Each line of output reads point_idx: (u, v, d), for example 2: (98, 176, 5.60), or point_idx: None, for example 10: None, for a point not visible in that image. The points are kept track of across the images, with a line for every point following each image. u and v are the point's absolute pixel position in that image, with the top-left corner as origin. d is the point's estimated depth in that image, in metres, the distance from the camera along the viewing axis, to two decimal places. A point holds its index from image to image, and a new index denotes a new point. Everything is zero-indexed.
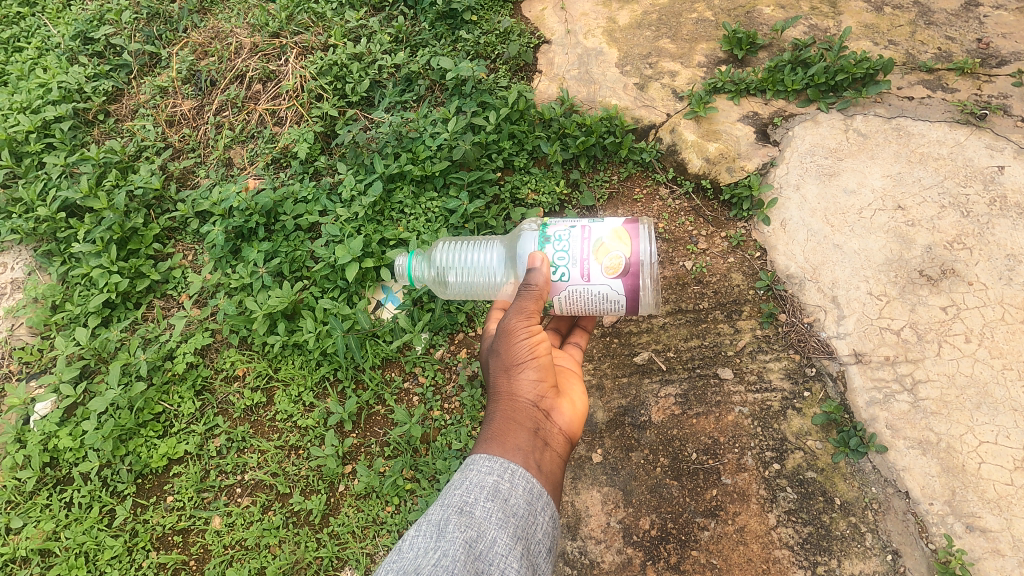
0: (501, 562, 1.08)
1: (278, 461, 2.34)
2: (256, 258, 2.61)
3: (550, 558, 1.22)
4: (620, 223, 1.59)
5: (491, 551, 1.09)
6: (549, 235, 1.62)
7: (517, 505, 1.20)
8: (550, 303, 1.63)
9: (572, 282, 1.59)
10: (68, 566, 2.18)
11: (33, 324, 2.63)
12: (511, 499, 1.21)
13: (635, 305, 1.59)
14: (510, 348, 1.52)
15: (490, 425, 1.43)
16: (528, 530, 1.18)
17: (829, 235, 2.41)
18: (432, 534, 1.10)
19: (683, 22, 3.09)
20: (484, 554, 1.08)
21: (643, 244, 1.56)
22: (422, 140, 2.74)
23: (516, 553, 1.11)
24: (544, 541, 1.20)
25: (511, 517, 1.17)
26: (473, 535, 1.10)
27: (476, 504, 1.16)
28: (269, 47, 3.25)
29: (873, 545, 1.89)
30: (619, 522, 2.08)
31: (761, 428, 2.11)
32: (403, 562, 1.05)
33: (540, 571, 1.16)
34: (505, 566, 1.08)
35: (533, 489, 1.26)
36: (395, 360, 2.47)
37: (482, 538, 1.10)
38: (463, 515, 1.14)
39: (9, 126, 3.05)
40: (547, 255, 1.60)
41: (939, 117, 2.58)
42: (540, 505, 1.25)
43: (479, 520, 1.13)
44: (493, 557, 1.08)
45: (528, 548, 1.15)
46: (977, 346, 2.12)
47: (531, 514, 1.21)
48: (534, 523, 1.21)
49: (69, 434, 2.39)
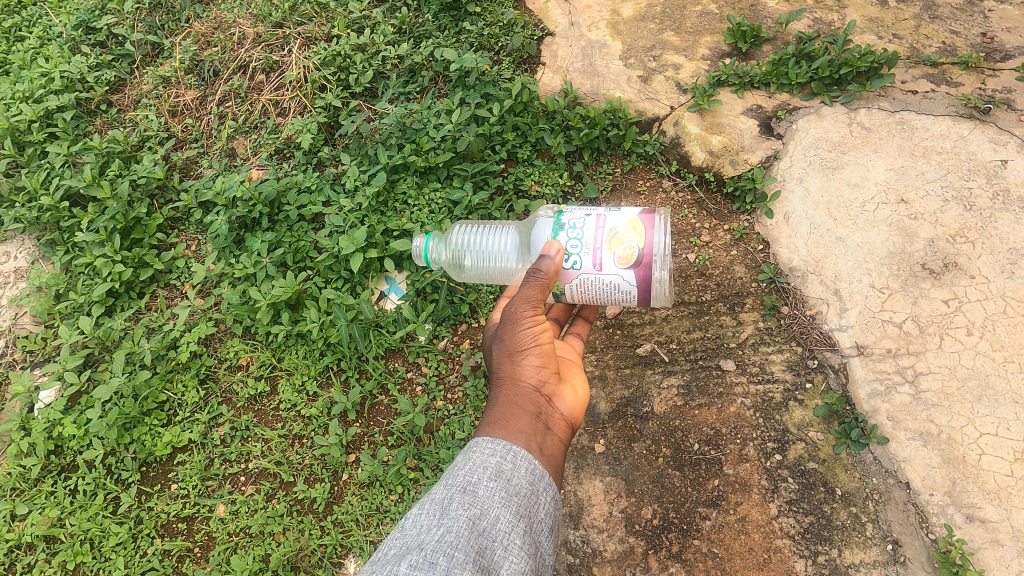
0: (504, 539, 1.09)
1: (282, 449, 2.35)
2: (259, 248, 2.61)
3: (552, 538, 1.23)
4: (635, 213, 1.60)
5: (494, 529, 1.10)
6: (564, 222, 1.64)
7: (519, 485, 1.21)
8: (562, 290, 1.66)
9: (583, 270, 1.61)
10: (74, 552, 2.20)
11: (37, 313, 2.64)
12: (514, 479, 1.22)
13: (647, 297, 1.60)
14: (514, 335, 1.53)
15: (493, 408, 1.44)
16: (530, 510, 1.19)
17: (832, 228, 2.41)
18: (435, 511, 1.11)
19: (687, 15, 3.09)
20: (487, 531, 1.09)
21: (657, 235, 1.57)
22: (426, 131, 2.73)
23: (519, 531, 1.12)
24: (546, 521, 1.21)
25: (513, 497, 1.18)
26: (476, 513, 1.11)
27: (480, 484, 1.17)
28: (272, 37, 3.23)
29: (874, 534, 1.91)
30: (621, 511, 2.09)
31: (763, 419, 2.13)
32: (407, 538, 1.07)
33: (542, 550, 1.18)
34: (508, 543, 1.09)
35: (535, 470, 1.26)
36: (398, 350, 2.48)
37: (486, 516, 1.12)
38: (466, 494, 1.15)
39: (11, 115, 3.05)
40: (560, 243, 1.62)
41: (943, 111, 2.58)
42: (542, 486, 1.25)
43: (482, 498, 1.14)
44: (496, 534, 1.10)
45: (531, 526, 1.16)
46: (979, 338, 2.13)
47: (533, 494, 1.22)
48: (537, 503, 1.21)
49: (74, 422, 2.40)
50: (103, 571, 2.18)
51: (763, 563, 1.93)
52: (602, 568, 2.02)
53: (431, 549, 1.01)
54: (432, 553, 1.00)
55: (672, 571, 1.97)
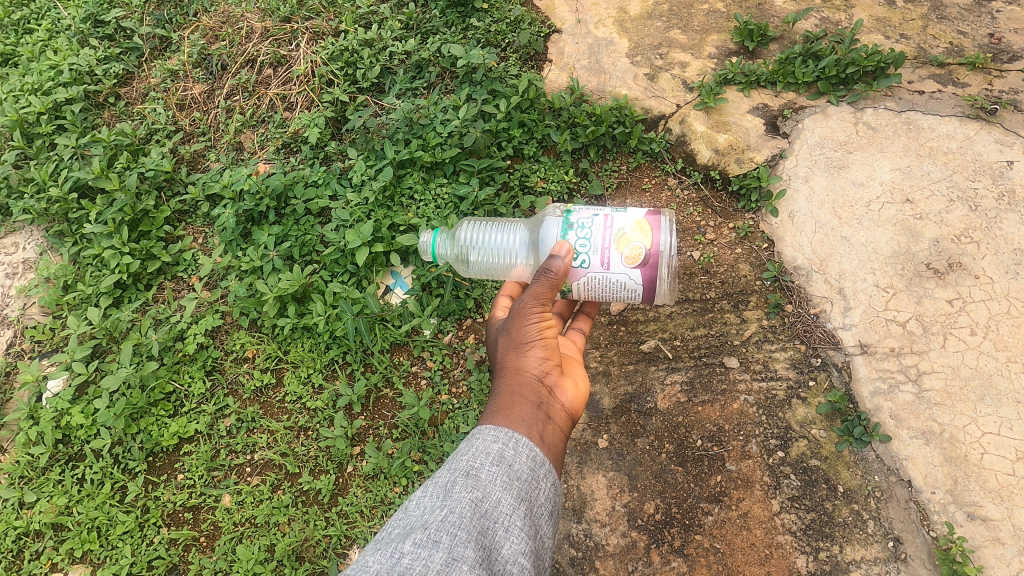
0: (505, 520, 1.12)
1: (287, 441, 2.36)
2: (266, 241, 2.64)
3: (552, 522, 1.24)
4: (642, 214, 1.62)
5: (496, 510, 1.12)
6: (572, 222, 1.65)
7: (520, 470, 1.22)
8: (569, 288, 1.66)
9: (591, 269, 1.62)
10: (82, 541, 2.22)
11: (45, 303, 2.66)
12: (515, 465, 1.22)
13: (652, 295, 1.63)
14: (520, 330, 1.55)
15: (496, 398, 1.45)
16: (531, 494, 1.20)
17: (837, 227, 2.42)
18: (438, 493, 1.13)
19: (694, 13, 3.10)
20: (490, 512, 1.11)
21: (664, 236, 1.59)
22: (432, 127, 2.74)
23: (519, 513, 1.14)
24: (546, 505, 1.22)
25: (514, 481, 1.19)
26: (479, 496, 1.13)
27: (482, 468, 1.19)
28: (280, 32, 3.25)
29: (875, 532, 1.92)
30: (624, 505, 2.10)
31: (765, 416, 2.14)
32: (411, 518, 1.10)
33: (541, 533, 1.20)
34: (509, 524, 1.12)
35: (535, 457, 1.27)
36: (403, 344, 2.50)
37: (487, 498, 1.13)
38: (469, 477, 1.16)
39: (20, 107, 3.05)
40: (569, 243, 1.63)
41: (949, 111, 2.59)
42: (542, 473, 1.26)
43: (484, 482, 1.16)
44: (498, 515, 1.12)
45: (531, 510, 1.18)
46: (982, 338, 2.14)
47: (533, 479, 1.23)
48: (537, 488, 1.22)
49: (81, 411, 2.42)
50: (110, 559, 2.20)
51: (763, 558, 1.94)
52: (604, 562, 2.03)
53: (435, 528, 1.05)
54: (435, 532, 1.04)
55: (674, 565, 1.98)
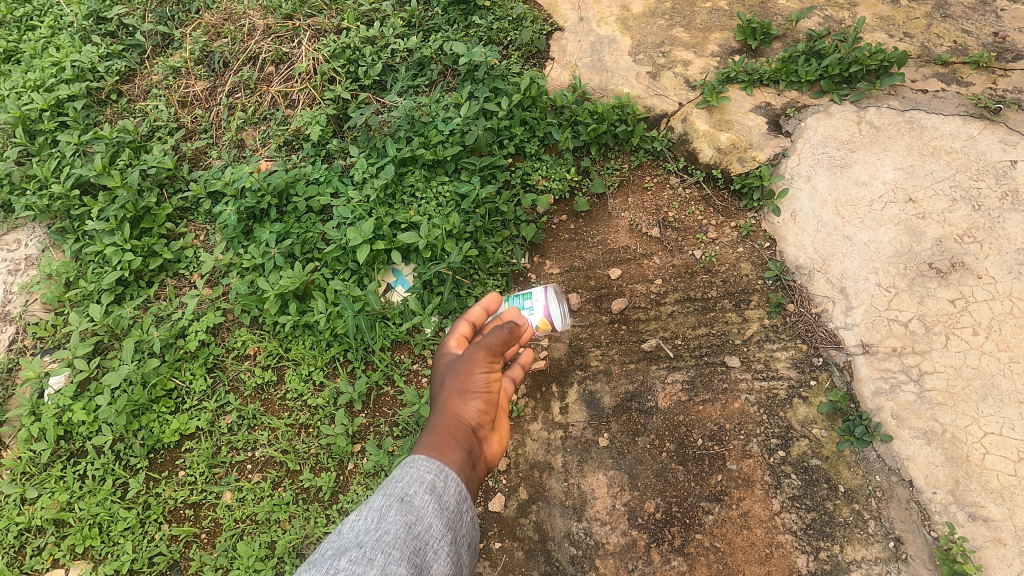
0: (435, 543, 1.14)
1: (288, 438, 2.37)
2: (268, 239, 2.63)
3: (472, 555, 1.26)
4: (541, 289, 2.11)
5: (427, 533, 1.14)
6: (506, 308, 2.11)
7: (449, 501, 1.23)
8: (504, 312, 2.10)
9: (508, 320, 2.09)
10: (83, 537, 2.22)
11: (48, 299, 2.66)
12: (445, 495, 1.23)
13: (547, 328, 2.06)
14: (469, 371, 1.50)
15: (429, 437, 1.38)
16: (457, 524, 1.22)
17: (839, 226, 2.42)
18: (373, 515, 1.14)
19: (696, 12, 3.09)
20: (421, 533, 1.13)
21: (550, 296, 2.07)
22: (434, 125, 2.73)
23: (448, 540, 1.17)
24: (469, 536, 1.25)
25: (444, 510, 1.20)
26: (412, 518, 1.14)
27: (416, 495, 1.20)
28: (282, 29, 3.25)
29: (876, 531, 1.92)
30: (624, 504, 2.10)
31: (766, 416, 2.14)
32: (344, 540, 1.11)
33: (464, 562, 1.22)
34: (438, 547, 1.14)
35: (462, 493, 1.27)
36: (404, 342, 2.50)
37: (420, 521, 1.15)
38: (403, 501, 1.17)
39: (23, 103, 3.05)
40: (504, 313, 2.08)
41: (953, 110, 2.58)
42: (468, 506, 1.27)
43: (418, 506, 1.17)
44: (429, 537, 1.14)
45: (457, 539, 1.20)
46: (984, 338, 2.13)
47: (459, 511, 1.24)
48: (462, 521, 1.23)
49: (83, 408, 2.42)
50: (112, 555, 2.19)
51: (764, 558, 1.94)
52: (604, 560, 2.03)
53: (369, 545, 1.06)
54: (369, 550, 1.06)
55: (674, 564, 1.98)
